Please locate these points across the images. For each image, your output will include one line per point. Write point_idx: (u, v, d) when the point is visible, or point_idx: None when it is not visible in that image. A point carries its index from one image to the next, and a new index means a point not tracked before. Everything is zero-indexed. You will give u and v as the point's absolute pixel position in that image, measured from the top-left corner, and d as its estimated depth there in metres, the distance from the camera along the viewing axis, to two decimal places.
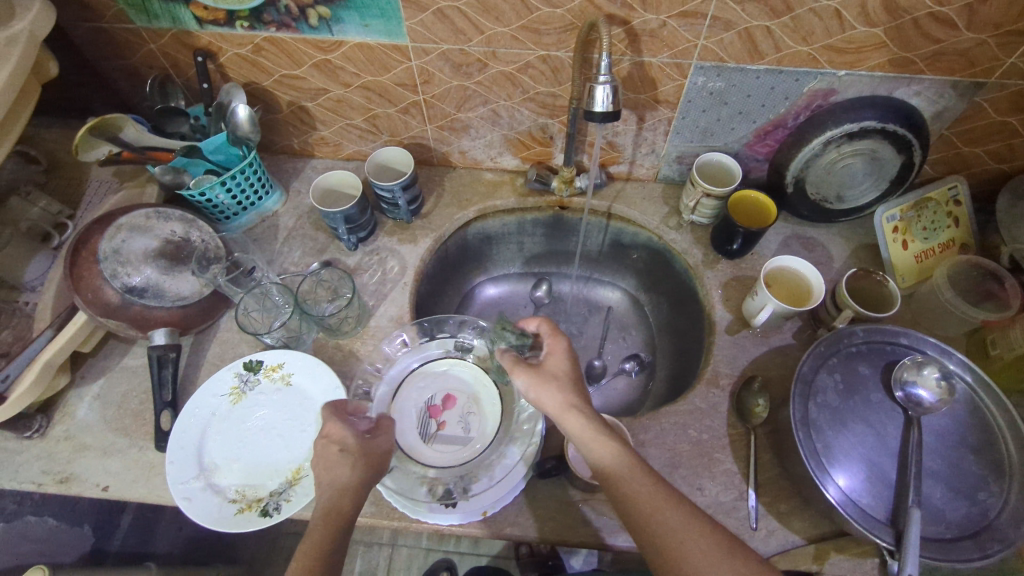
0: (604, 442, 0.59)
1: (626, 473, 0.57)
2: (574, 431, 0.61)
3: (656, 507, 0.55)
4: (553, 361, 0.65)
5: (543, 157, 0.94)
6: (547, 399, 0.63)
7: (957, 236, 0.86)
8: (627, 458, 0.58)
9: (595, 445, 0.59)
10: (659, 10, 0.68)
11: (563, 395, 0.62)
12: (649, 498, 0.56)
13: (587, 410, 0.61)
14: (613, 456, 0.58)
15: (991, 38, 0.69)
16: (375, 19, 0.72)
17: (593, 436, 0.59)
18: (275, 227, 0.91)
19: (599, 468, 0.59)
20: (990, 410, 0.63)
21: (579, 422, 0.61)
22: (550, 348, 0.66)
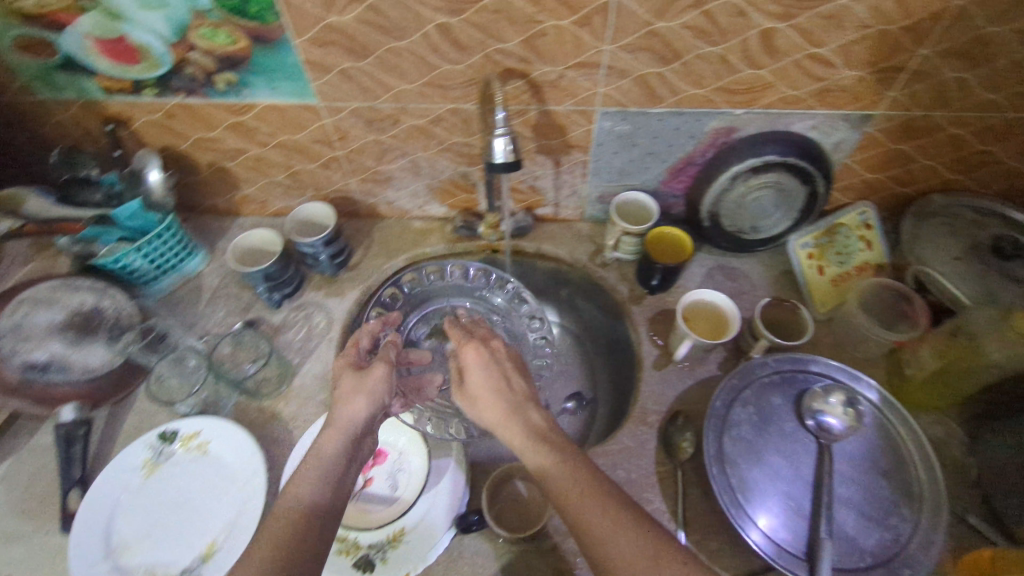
0: (544, 452, 0.59)
1: (572, 483, 0.56)
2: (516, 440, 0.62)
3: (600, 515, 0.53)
4: (469, 374, 0.67)
5: (469, 204, 0.96)
6: (487, 410, 0.64)
7: (871, 259, 0.89)
8: (575, 469, 0.57)
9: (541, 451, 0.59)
10: (555, 62, 0.71)
11: (484, 407, 0.64)
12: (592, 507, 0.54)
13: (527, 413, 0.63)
14: (557, 465, 0.57)
15: (870, 74, 0.73)
16: (282, 82, 0.73)
17: (534, 445, 0.60)
18: (199, 288, 0.89)
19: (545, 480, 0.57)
20: (900, 434, 0.68)
21: (512, 429, 0.62)
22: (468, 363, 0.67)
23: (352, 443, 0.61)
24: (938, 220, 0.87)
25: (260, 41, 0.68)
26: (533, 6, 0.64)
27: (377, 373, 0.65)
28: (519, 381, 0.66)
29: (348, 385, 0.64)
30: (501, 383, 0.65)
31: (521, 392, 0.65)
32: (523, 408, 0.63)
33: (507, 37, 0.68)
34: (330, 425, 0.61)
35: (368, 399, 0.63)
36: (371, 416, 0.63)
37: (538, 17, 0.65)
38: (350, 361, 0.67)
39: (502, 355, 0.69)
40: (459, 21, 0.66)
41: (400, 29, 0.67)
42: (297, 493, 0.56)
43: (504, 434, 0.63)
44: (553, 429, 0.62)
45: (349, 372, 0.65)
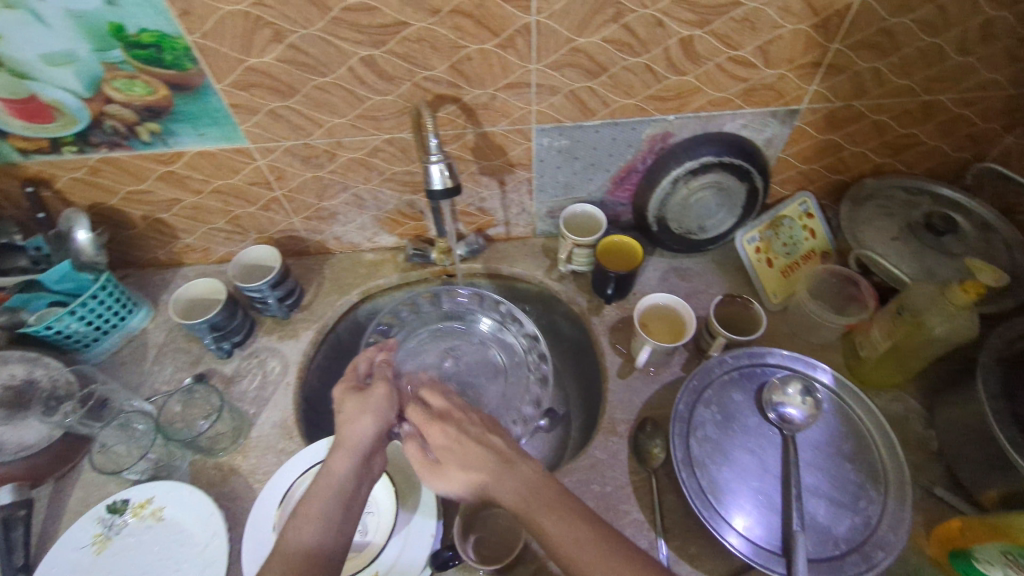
0: (548, 514, 0.54)
1: (585, 551, 0.51)
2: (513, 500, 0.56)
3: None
4: (443, 452, 0.60)
5: (419, 231, 0.95)
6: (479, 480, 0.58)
7: (816, 247, 0.92)
8: (585, 535, 0.52)
9: (546, 514, 0.53)
10: (485, 85, 0.71)
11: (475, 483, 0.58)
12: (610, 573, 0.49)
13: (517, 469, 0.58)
14: (565, 531, 0.52)
15: (790, 71, 0.75)
16: (209, 127, 0.72)
17: (536, 508, 0.54)
18: (144, 346, 0.86)
19: (554, 548, 0.52)
20: (858, 416, 0.70)
21: (510, 490, 0.56)
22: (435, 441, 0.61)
23: (361, 462, 0.61)
24: (874, 203, 0.89)
25: (179, 88, 0.66)
26: (454, 32, 0.64)
27: (379, 392, 0.65)
28: (497, 439, 0.61)
29: (351, 408, 0.64)
30: (478, 445, 0.60)
31: (504, 451, 0.60)
32: (512, 464, 0.58)
33: (433, 65, 0.68)
34: (338, 446, 0.61)
35: (374, 418, 0.63)
36: (378, 434, 0.63)
37: (461, 42, 0.66)
38: (350, 385, 0.67)
39: (468, 423, 0.63)
40: (382, 52, 0.66)
41: (324, 64, 0.66)
42: (307, 514, 0.56)
43: (502, 499, 0.56)
44: (550, 483, 0.57)
45: (352, 395, 0.65)
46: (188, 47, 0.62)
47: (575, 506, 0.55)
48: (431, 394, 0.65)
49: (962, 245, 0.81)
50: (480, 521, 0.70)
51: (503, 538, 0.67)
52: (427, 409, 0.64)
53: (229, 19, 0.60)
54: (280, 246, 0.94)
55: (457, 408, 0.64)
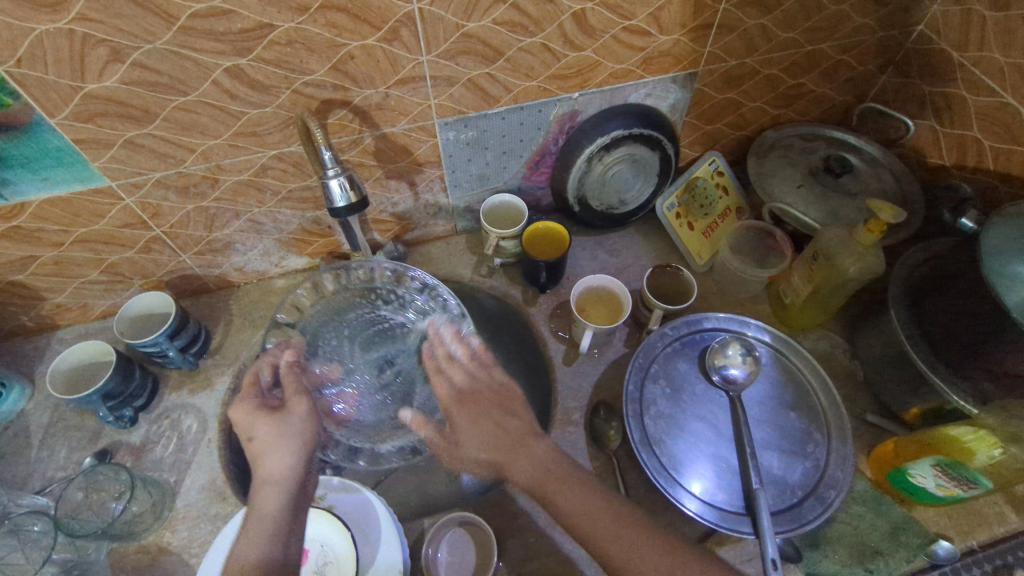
0: (560, 492, 0.54)
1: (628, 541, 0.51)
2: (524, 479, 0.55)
3: (636, 554, 0.50)
4: (463, 435, 0.57)
5: (330, 247, 0.88)
6: (519, 472, 0.55)
7: (731, 203, 0.94)
8: (598, 508, 0.53)
9: (582, 517, 0.52)
10: (375, 83, 0.65)
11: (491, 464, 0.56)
12: (627, 545, 0.51)
13: (527, 452, 0.56)
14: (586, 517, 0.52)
15: (684, 35, 0.74)
16: (54, 170, 0.61)
17: (549, 486, 0.54)
18: (25, 430, 0.74)
19: (568, 525, 0.53)
20: (795, 363, 0.73)
21: (525, 468, 0.55)
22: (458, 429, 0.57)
23: (295, 496, 0.54)
24: (777, 153, 0.92)
25: (3, 129, 0.55)
26: (330, 30, 0.58)
27: (301, 410, 0.58)
28: (513, 419, 0.58)
29: (267, 434, 0.55)
30: (495, 429, 0.57)
31: (520, 431, 0.57)
32: (525, 445, 0.56)
33: (312, 68, 0.61)
34: (262, 485, 0.54)
35: (293, 447, 0.55)
36: (303, 462, 0.55)
37: (340, 39, 0.59)
38: (254, 403, 0.56)
39: (486, 400, 0.59)
40: (250, 60, 0.58)
41: (182, 82, 0.57)
42: (245, 566, 0.49)
43: (517, 478, 0.55)
44: (561, 461, 0.56)
45: (265, 417, 0.55)
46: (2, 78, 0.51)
47: (582, 480, 0.55)
48: (453, 368, 0.62)
49: (859, 183, 0.86)
50: (448, 540, 0.66)
51: (475, 551, 0.65)
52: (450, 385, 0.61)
53: (48, 41, 0.50)
54: (173, 288, 0.83)
55: (473, 387, 0.60)
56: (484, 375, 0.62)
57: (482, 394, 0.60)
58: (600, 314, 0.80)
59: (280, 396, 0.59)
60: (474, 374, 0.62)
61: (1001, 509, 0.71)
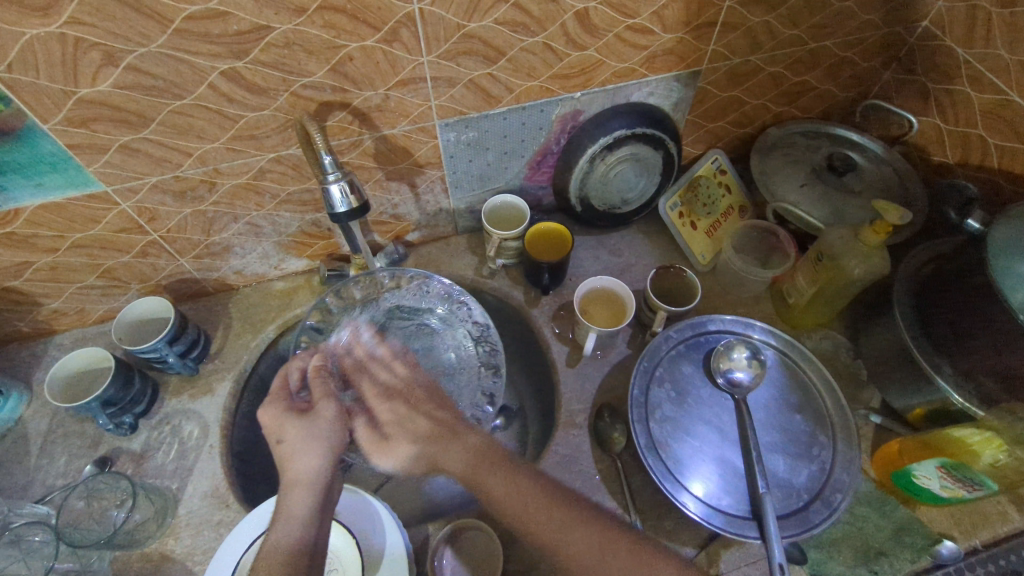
0: (491, 474, 0.56)
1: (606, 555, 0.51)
2: (456, 467, 0.57)
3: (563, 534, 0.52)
4: (393, 428, 0.59)
5: (330, 249, 0.87)
6: (453, 460, 0.57)
7: (734, 202, 0.93)
8: (528, 491, 0.55)
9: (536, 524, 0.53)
10: (374, 85, 0.64)
11: (424, 455, 0.57)
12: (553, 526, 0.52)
13: (467, 439, 0.59)
14: (552, 527, 0.52)
15: (687, 34, 0.73)
16: (47, 176, 0.59)
17: (481, 474, 0.56)
18: (24, 438, 0.73)
19: (497, 507, 0.54)
20: (801, 366, 0.73)
21: (459, 458, 0.57)
22: (390, 426, 0.60)
23: (322, 498, 0.56)
24: (780, 151, 0.91)
25: None
26: (328, 31, 0.56)
27: (327, 414, 0.60)
28: (445, 413, 0.62)
29: (296, 438, 0.58)
30: (429, 424, 0.60)
31: (452, 422, 0.61)
32: (458, 435, 0.59)
33: (311, 70, 0.60)
34: (291, 487, 0.56)
35: (321, 448, 0.58)
36: (331, 464, 0.58)
37: (338, 41, 0.58)
38: (282, 407, 0.60)
39: (416, 395, 0.63)
40: (247, 63, 0.57)
41: (178, 85, 0.56)
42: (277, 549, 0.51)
43: (449, 468, 0.57)
44: (496, 448, 0.59)
45: (293, 421, 0.58)
46: None
47: (519, 466, 0.57)
48: (379, 370, 0.65)
49: (862, 182, 0.85)
50: (451, 546, 0.66)
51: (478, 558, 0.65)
52: (376, 385, 0.63)
53: (39, 45, 0.49)
54: (171, 292, 0.82)
55: (403, 383, 0.64)
56: (406, 372, 0.66)
57: (417, 390, 0.64)
58: (603, 315, 0.80)
59: (307, 399, 0.62)
60: (397, 373, 0.65)
61: (1005, 508, 0.71)
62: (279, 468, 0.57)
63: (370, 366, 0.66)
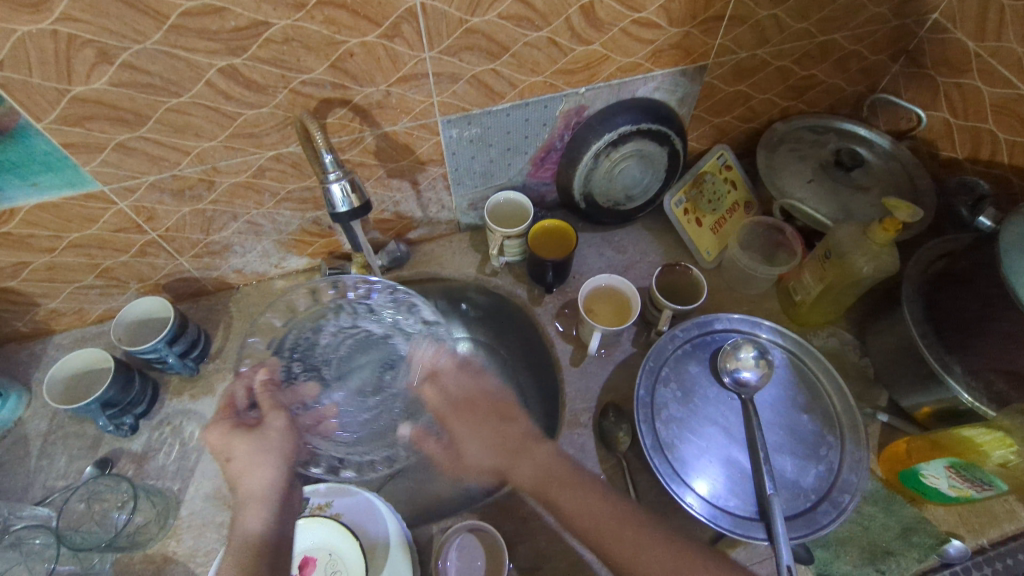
0: (562, 491, 0.59)
1: (604, 524, 0.56)
2: (528, 479, 0.61)
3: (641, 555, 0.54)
4: (464, 442, 0.66)
5: (331, 247, 0.86)
6: (524, 473, 0.62)
7: (739, 198, 0.92)
8: (598, 504, 0.58)
9: (615, 544, 0.55)
10: (375, 82, 0.63)
11: (495, 464, 0.64)
12: (625, 544, 0.55)
13: (541, 454, 0.62)
14: (582, 510, 0.57)
15: (694, 28, 0.72)
16: (42, 175, 0.58)
17: (553, 488, 0.59)
18: (23, 439, 0.72)
19: (573, 523, 0.57)
20: (808, 365, 0.73)
21: (531, 471, 0.61)
22: (459, 437, 0.67)
23: (279, 507, 0.56)
24: (787, 147, 0.90)
25: None
26: (328, 27, 0.55)
27: (277, 425, 0.60)
28: (513, 427, 0.66)
29: (245, 452, 0.57)
30: (494, 435, 0.65)
31: (522, 436, 0.65)
32: (528, 448, 0.63)
33: (311, 67, 0.58)
34: (245, 502, 0.56)
35: (274, 462, 0.58)
36: (283, 477, 0.58)
37: (338, 37, 0.56)
38: (229, 424, 0.59)
39: (482, 411, 0.68)
40: (245, 60, 0.55)
41: (174, 83, 0.55)
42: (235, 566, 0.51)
43: (521, 481, 0.62)
44: (564, 463, 0.62)
45: (241, 436, 0.58)
46: None
47: (588, 484, 0.60)
48: (448, 380, 0.72)
49: (870, 178, 0.84)
50: (457, 547, 0.65)
51: (484, 560, 0.64)
52: (444, 398, 0.70)
53: (31, 42, 0.47)
54: (171, 291, 0.81)
55: (473, 392, 0.70)
56: (474, 382, 0.70)
57: (484, 403, 0.68)
58: (608, 314, 0.79)
59: (256, 414, 0.62)
60: (465, 388, 0.70)
61: (1013, 507, 0.70)
62: (233, 485, 0.57)
63: (437, 373, 0.73)
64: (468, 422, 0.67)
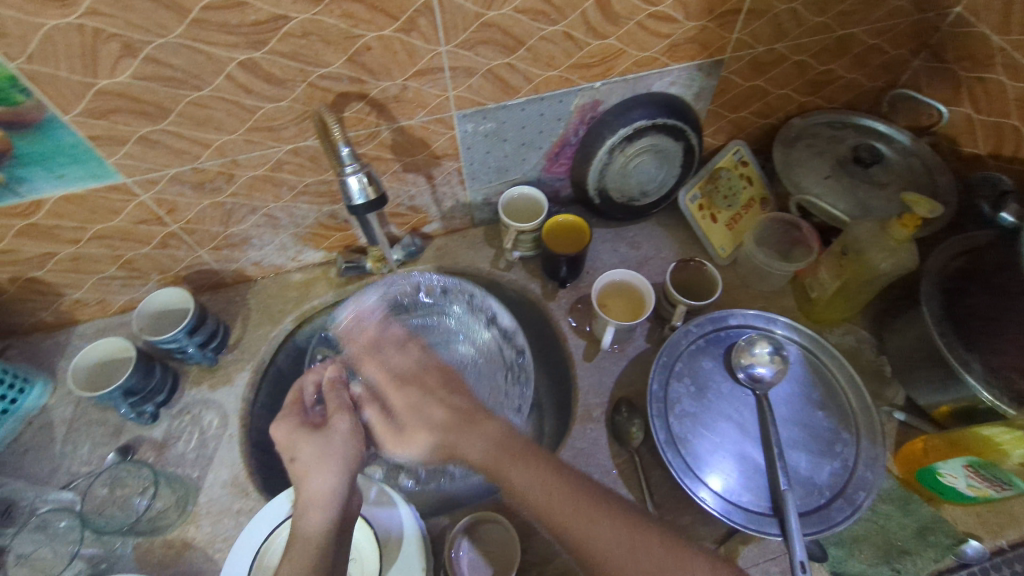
0: (514, 465, 0.53)
1: (557, 502, 0.51)
2: (477, 459, 0.54)
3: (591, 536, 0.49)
4: (409, 415, 0.57)
5: (347, 241, 0.86)
6: (472, 450, 0.54)
7: (755, 194, 0.91)
8: (553, 483, 0.52)
9: (567, 516, 0.50)
10: (392, 76, 0.63)
11: (440, 444, 0.55)
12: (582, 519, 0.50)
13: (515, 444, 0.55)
14: (536, 484, 0.51)
15: (710, 22, 0.71)
16: (68, 167, 0.60)
17: (502, 464, 0.53)
18: (49, 425, 0.74)
19: (524, 501, 0.52)
20: (824, 362, 0.72)
21: (476, 448, 0.54)
22: (404, 407, 0.58)
23: (340, 512, 0.56)
24: (804, 142, 0.89)
25: (16, 127, 0.54)
26: (345, 21, 0.56)
27: (343, 428, 0.59)
28: (462, 399, 0.59)
29: (309, 454, 0.57)
30: (436, 406, 0.57)
31: (469, 410, 0.57)
32: (477, 422, 0.56)
33: (328, 61, 0.59)
34: (307, 506, 0.55)
35: (337, 468, 0.57)
36: (346, 483, 0.57)
37: (355, 30, 0.57)
38: (296, 422, 0.59)
39: (433, 383, 0.60)
40: (264, 54, 0.56)
41: (196, 76, 0.56)
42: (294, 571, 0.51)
43: (467, 459, 0.54)
44: (516, 436, 0.55)
45: (306, 438, 0.58)
46: (14, 76, 0.50)
47: (543, 456, 0.54)
48: (392, 353, 0.64)
49: (889, 174, 0.83)
50: (469, 538, 0.66)
51: (496, 551, 0.65)
52: (389, 368, 0.62)
53: (59, 36, 0.49)
54: (190, 283, 0.83)
55: (421, 368, 0.62)
56: (419, 359, 0.63)
57: (429, 374, 0.61)
58: (622, 308, 0.79)
59: (322, 412, 0.62)
60: (412, 355, 0.64)
61: None
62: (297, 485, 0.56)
63: (381, 348, 0.65)
64: (411, 393, 0.59)
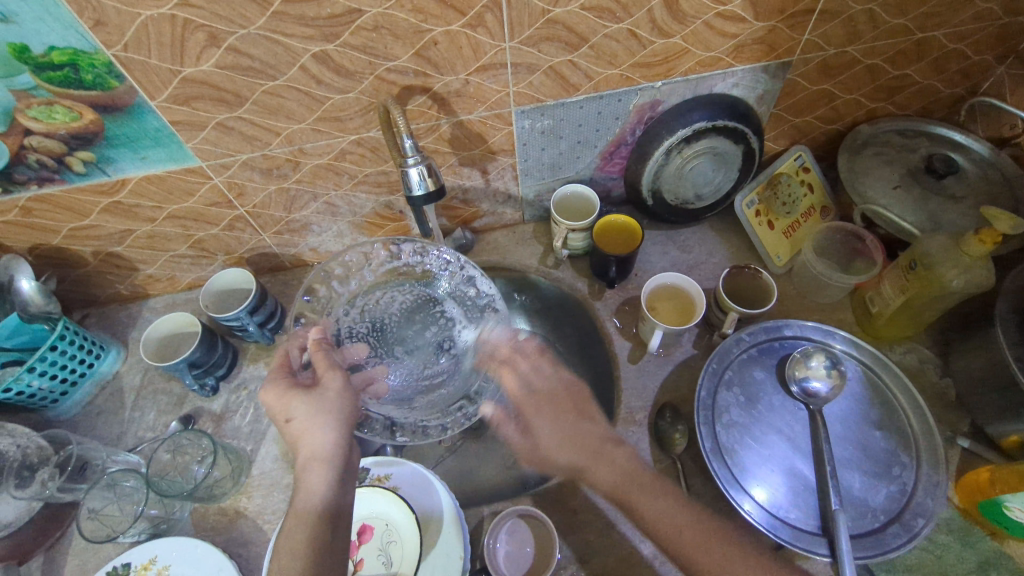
0: (647, 499, 0.56)
1: (686, 540, 0.53)
2: (605, 482, 0.58)
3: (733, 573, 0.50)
4: (547, 441, 0.61)
5: (400, 231, 0.89)
6: (603, 478, 0.58)
7: (815, 202, 0.88)
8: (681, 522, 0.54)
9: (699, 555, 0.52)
10: (456, 70, 0.64)
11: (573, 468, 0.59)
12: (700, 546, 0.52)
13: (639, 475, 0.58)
14: (666, 520, 0.54)
15: (780, 22, 0.69)
16: (152, 149, 0.64)
17: (632, 496, 0.56)
18: (120, 391, 0.79)
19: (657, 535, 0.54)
20: (885, 381, 0.69)
21: (609, 475, 0.58)
22: (537, 426, 0.62)
23: (341, 471, 0.55)
24: (871, 150, 0.86)
25: (109, 110, 0.58)
26: (416, 15, 0.57)
27: (335, 386, 0.57)
28: (594, 425, 0.62)
29: (304, 412, 0.55)
30: (575, 424, 0.62)
31: (599, 436, 0.61)
32: (606, 452, 0.60)
33: (396, 54, 0.61)
34: (309, 462, 0.54)
35: (333, 422, 0.55)
36: (342, 439, 0.55)
37: (424, 25, 0.58)
38: (287, 385, 0.57)
39: (560, 397, 0.64)
40: (337, 46, 0.58)
41: (272, 66, 0.59)
42: (292, 551, 0.50)
43: (598, 485, 0.58)
44: (643, 471, 0.59)
45: (299, 396, 0.56)
46: (110, 62, 0.54)
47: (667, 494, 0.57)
48: (525, 367, 0.66)
49: (965, 187, 0.79)
50: (507, 531, 0.66)
51: (534, 547, 0.65)
52: (521, 381, 0.65)
53: (152, 26, 0.52)
54: (253, 265, 0.87)
55: (552, 385, 0.65)
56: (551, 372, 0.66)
57: (559, 393, 0.65)
58: (672, 311, 0.78)
59: (308, 375, 0.61)
60: (542, 370, 0.66)
61: None
62: (293, 446, 0.55)
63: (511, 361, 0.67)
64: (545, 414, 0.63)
